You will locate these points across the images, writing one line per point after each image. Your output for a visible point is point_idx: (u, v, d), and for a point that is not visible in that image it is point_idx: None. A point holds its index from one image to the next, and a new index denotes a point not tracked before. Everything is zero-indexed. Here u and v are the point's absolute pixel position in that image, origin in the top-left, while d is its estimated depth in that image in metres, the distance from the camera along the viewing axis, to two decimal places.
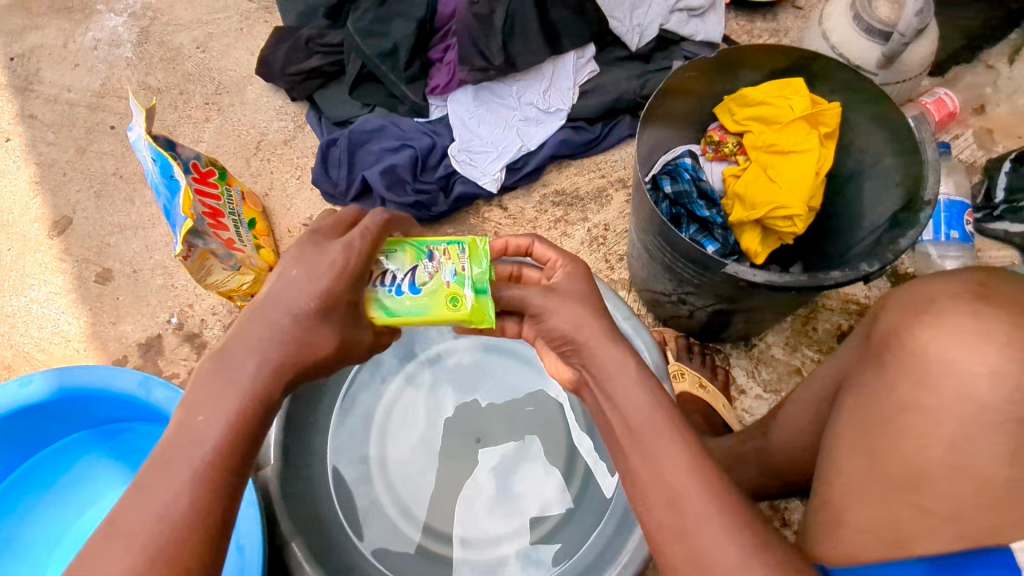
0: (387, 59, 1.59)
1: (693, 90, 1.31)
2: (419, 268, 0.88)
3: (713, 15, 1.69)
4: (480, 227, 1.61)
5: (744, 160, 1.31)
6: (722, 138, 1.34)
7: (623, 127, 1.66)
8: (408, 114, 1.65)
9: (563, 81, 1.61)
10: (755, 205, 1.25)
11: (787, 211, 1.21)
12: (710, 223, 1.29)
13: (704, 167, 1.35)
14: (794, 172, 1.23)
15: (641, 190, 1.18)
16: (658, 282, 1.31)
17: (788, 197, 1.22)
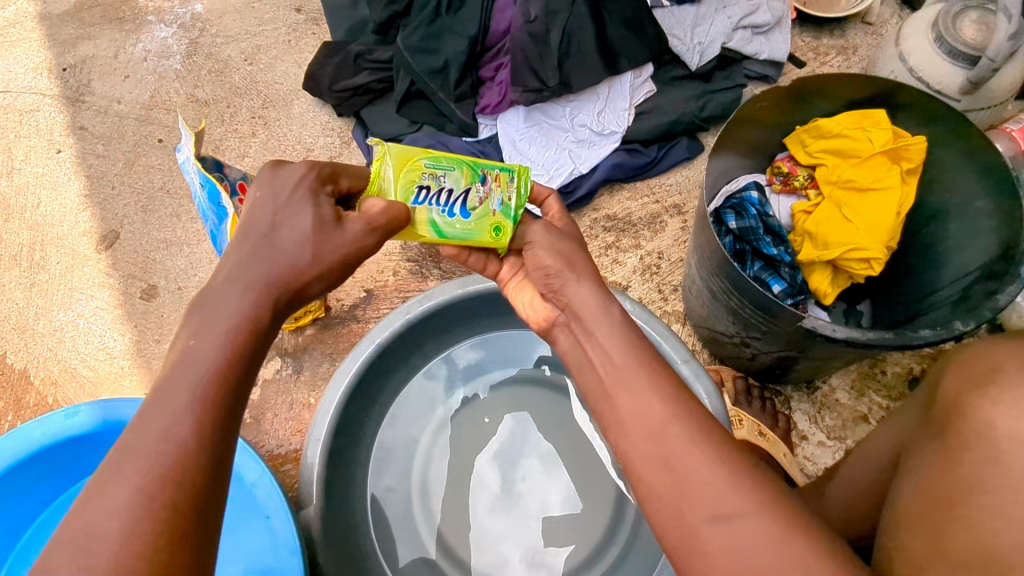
0: (437, 76, 1.54)
1: (764, 120, 1.23)
2: (472, 190, 0.91)
3: (778, 33, 1.61)
4: None
5: (815, 194, 1.23)
6: (792, 170, 1.26)
7: (680, 149, 1.59)
8: (456, 132, 1.59)
9: (618, 101, 1.54)
10: (828, 244, 1.17)
11: (864, 253, 1.13)
12: (777, 261, 1.20)
13: (771, 201, 1.27)
14: (873, 210, 1.15)
15: (705, 225, 1.12)
16: (718, 322, 1.23)
17: (866, 238, 1.13)
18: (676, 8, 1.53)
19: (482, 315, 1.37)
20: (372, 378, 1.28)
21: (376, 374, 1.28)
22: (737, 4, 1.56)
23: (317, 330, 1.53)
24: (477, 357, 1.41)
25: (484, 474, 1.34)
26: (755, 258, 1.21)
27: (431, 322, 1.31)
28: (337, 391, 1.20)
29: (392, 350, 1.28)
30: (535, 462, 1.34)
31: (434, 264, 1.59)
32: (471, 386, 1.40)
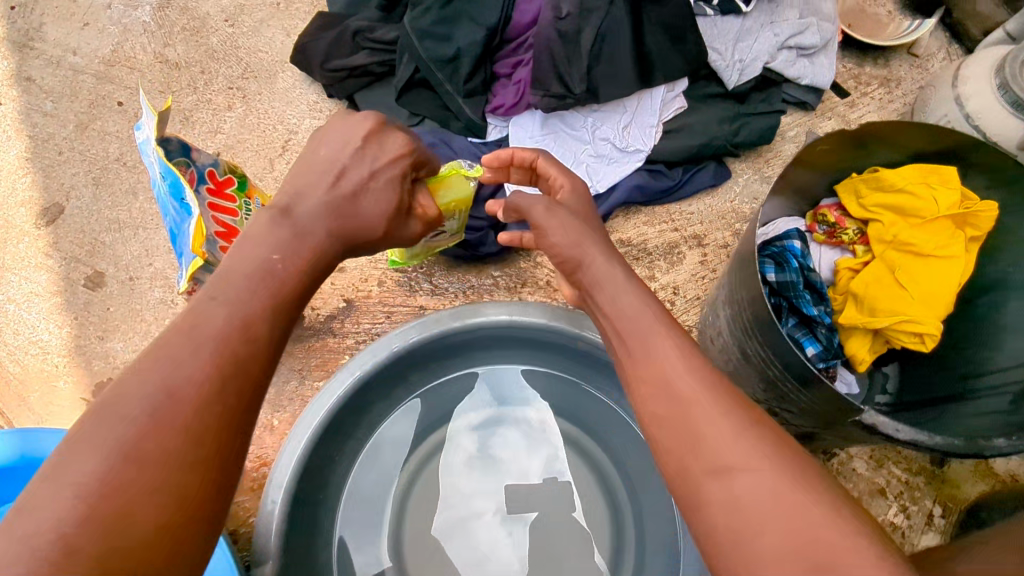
0: (447, 66, 1.36)
1: (819, 163, 1.08)
2: None
3: (823, 57, 1.46)
4: (532, 273, 1.42)
5: (864, 251, 1.11)
6: (840, 221, 1.12)
7: (706, 174, 1.45)
8: (461, 131, 1.40)
9: (645, 116, 1.39)
10: (875, 312, 1.05)
11: (918, 327, 1.01)
12: (815, 322, 1.07)
13: (813, 252, 1.14)
14: (930, 281, 1.03)
15: (748, 280, 0.97)
16: (744, 383, 1.11)
17: (920, 311, 1.02)
18: (719, 18, 1.38)
19: (479, 344, 1.20)
20: (349, 412, 1.12)
21: (353, 407, 1.12)
22: (785, 20, 1.40)
23: (287, 341, 1.35)
24: (468, 387, 1.25)
25: (462, 491, 1.20)
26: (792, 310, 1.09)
27: (420, 352, 1.15)
28: (305, 430, 1.04)
29: (373, 381, 1.12)
30: (520, 433, 1.24)
31: (424, 275, 1.41)
32: (458, 422, 1.24)
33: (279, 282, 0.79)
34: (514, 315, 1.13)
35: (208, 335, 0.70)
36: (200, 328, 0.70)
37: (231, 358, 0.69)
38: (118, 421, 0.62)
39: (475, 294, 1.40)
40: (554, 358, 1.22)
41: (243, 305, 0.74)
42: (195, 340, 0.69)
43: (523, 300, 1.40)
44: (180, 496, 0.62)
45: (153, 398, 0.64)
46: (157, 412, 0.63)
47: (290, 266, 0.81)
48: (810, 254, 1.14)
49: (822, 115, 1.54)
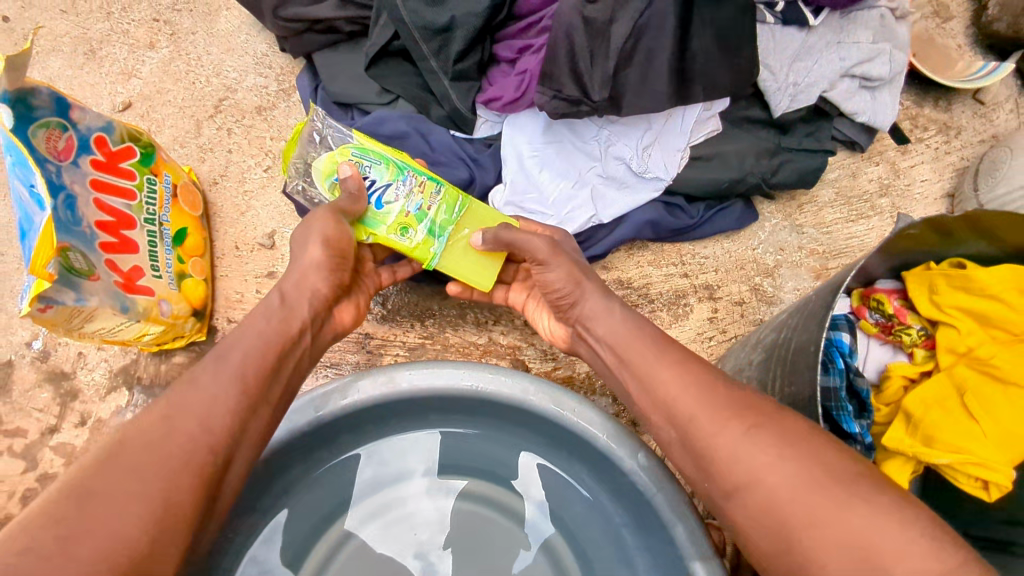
0: (435, 38, 1.06)
1: (891, 248, 0.85)
2: (392, 188, 0.91)
3: (887, 92, 1.20)
4: (507, 308, 1.16)
5: (925, 357, 0.90)
6: (899, 313, 0.91)
7: (731, 214, 1.21)
8: (443, 121, 1.13)
9: (671, 137, 1.12)
10: (931, 442, 0.83)
11: (981, 472, 0.80)
12: (853, 442, 0.84)
13: (859, 345, 0.93)
14: (1011, 415, 0.82)
15: (797, 395, 0.76)
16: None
17: (990, 453, 0.81)
18: (779, 29, 1.12)
19: (433, 408, 0.93)
20: (252, 486, 0.85)
21: (257, 480, 0.85)
22: (855, 43, 1.15)
23: (190, 362, 1.05)
24: (415, 452, 0.98)
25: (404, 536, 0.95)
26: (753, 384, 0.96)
27: (352, 417, 0.88)
28: None
29: (285, 450, 0.85)
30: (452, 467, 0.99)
31: (376, 295, 1.14)
32: (389, 494, 0.97)
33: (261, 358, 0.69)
34: (481, 385, 0.87)
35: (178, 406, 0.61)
36: (178, 405, 0.61)
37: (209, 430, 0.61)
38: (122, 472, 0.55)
39: (435, 326, 1.14)
40: (524, 435, 0.95)
41: (216, 384, 0.64)
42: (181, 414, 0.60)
43: (494, 340, 1.14)
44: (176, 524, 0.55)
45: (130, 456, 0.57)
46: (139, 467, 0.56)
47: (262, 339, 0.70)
48: (855, 348, 0.93)
49: (868, 158, 1.32)
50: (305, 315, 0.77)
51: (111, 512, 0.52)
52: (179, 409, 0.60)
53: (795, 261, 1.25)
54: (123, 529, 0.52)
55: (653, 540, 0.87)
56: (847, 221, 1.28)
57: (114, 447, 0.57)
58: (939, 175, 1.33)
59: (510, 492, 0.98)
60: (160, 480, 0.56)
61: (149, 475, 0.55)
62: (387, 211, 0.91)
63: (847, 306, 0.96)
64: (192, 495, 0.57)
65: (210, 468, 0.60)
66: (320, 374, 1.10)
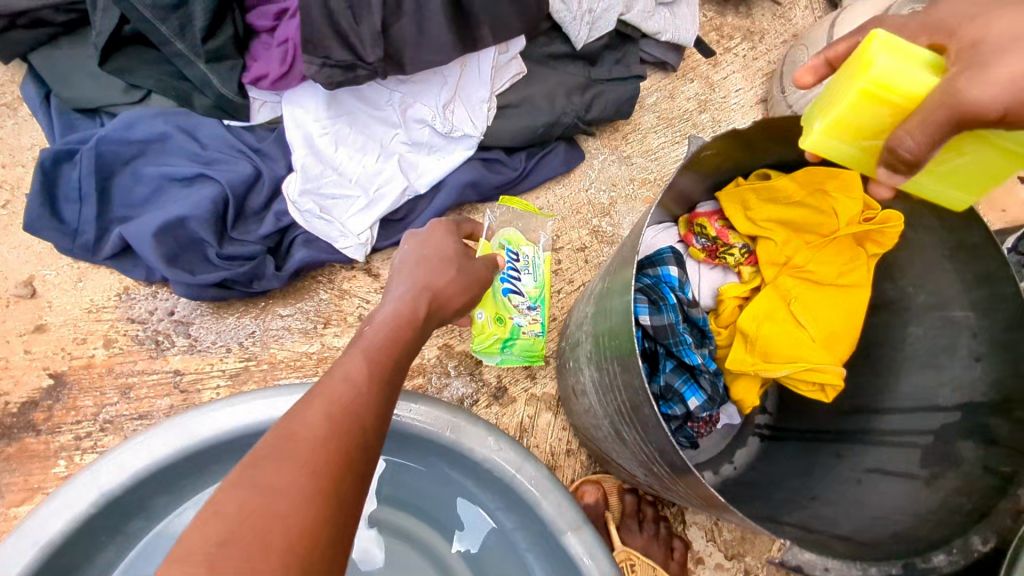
0: (172, 17, 0.88)
1: (702, 168, 0.82)
2: (516, 299, 0.94)
3: (684, 7, 1.18)
4: (338, 306, 1.03)
5: (752, 274, 0.90)
6: (722, 233, 0.88)
7: (556, 159, 1.15)
8: (210, 111, 0.95)
9: (473, 89, 1.02)
10: (769, 356, 0.84)
11: (820, 377, 0.84)
12: (700, 372, 0.84)
13: (690, 272, 0.91)
14: (829, 317, 0.85)
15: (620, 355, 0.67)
16: (616, 454, 0.86)
17: (819, 355, 0.83)
18: None
19: None
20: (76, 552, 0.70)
21: (106, 524, 0.71)
22: None
23: None
24: None
25: None
26: (694, 434, 0.88)
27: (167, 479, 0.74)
28: None
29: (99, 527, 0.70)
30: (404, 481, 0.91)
31: (177, 324, 0.98)
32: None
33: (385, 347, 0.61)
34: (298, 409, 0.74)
35: (278, 432, 0.50)
36: (334, 400, 0.53)
37: (291, 436, 0.49)
38: (240, 496, 0.44)
39: (257, 345, 0.99)
40: None
41: (315, 403, 0.52)
42: (304, 428, 0.50)
43: (328, 346, 1.01)
44: (311, 538, 0.44)
45: (239, 508, 0.44)
46: (245, 515, 0.43)
47: (384, 325, 0.64)
48: (688, 278, 0.91)
49: (683, 76, 1.29)
50: (404, 292, 0.68)
51: (264, 520, 0.43)
52: (293, 429, 0.50)
53: (628, 195, 1.20)
54: (309, 526, 0.44)
55: (527, 521, 0.83)
56: (671, 143, 1.25)
57: (284, 443, 0.49)
58: (750, 82, 1.33)
59: (388, 505, 0.92)
60: (293, 501, 0.45)
61: (277, 502, 0.45)
62: (508, 298, 0.93)
63: (676, 234, 0.92)
64: (312, 521, 0.45)
65: (339, 475, 0.49)
66: (127, 430, 0.93)
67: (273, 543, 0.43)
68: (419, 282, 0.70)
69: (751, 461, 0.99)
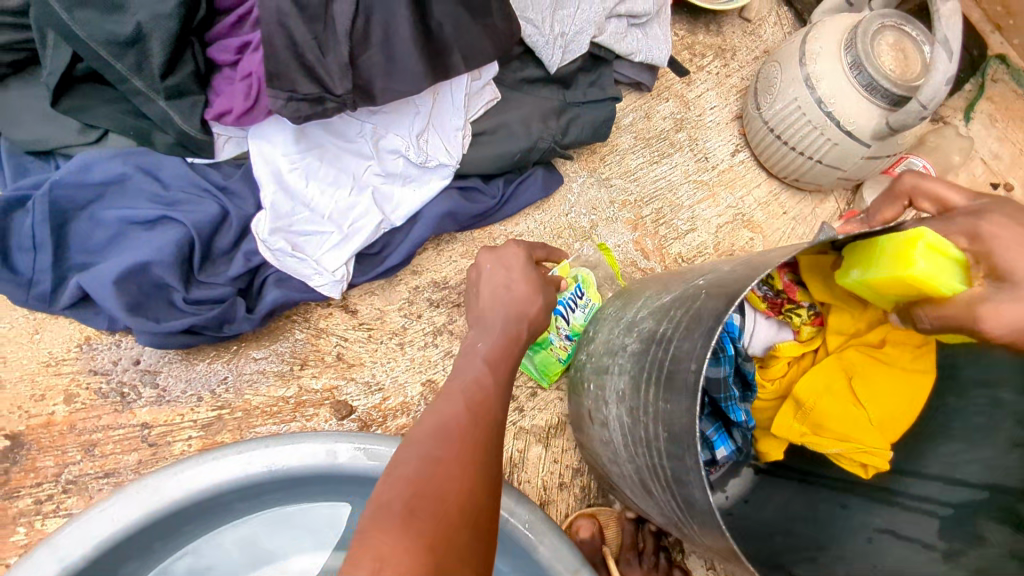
0: (127, 53, 0.84)
1: None
2: (561, 321, 0.96)
3: (657, 26, 1.17)
4: (314, 346, 0.99)
5: (812, 335, 0.91)
6: (791, 292, 0.89)
7: (535, 184, 1.12)
8: (173, 149, 0.91)
9: (447, 117, 1.00)
10: (820, 428, 0.85)
11: (866, 457, 0.83)
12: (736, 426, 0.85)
13: (747, 321, 0.90)
14: (889, 400, 0.85)
15: (660, 390, 0.65)
16: (623, 479, 0.82)
17: (873, 436, 0.83)
18: None
19: (236, 497, 0.76)
20: None
21: (144, 538, 0.73)
22: None
23: None
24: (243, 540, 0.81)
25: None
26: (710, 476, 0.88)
27: (146, 529, 0.71)
28: None
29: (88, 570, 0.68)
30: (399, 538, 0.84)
31: (144, 373, 0.93)
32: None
33: (504, 355, 0.73)
34: (273, 464, 0.74)
35: (435, 418, 0.62)
36: (470, 394, 0.65)
37: (442, 420, 0.62)
38: (417, 461, 0.57)
39: (230, 391, 0.94)
40: (360, 493, 0.81)
41: (461, 396, 0.65)
42: (447, 414, 0.62)
43: (306, 388, 0.97)
44: (470, 494, 0.56)
45: (417, 470, 0.56)
46: (427, 476, 0.56)
47: (492, 341, 0.74)
48: (745, 324, 0.89)
49: (658, 95, 1.29)
50: (505, 314, 0.77)
51: (440, 483, 0.55)
52: (441, 416, 0.62)
53: (609, 217, 1.18)
54: (466, 487, 0.56)
55: (524, 565, 0.78)
56: (650, 163, 1.24)
57: (439, 423, 0.61)
58: (725, 99, 1.33)
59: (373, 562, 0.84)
60: (456, 472, 0.57)
61: (446, 467, 0.57)
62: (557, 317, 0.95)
63: None
64: (472, 482, 0.57)
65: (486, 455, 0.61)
66: (91, 490, 0.88)
67: (449, 490, 0.55)
68: (521, 310, 0.78)
69: (744, 492, 0.91)
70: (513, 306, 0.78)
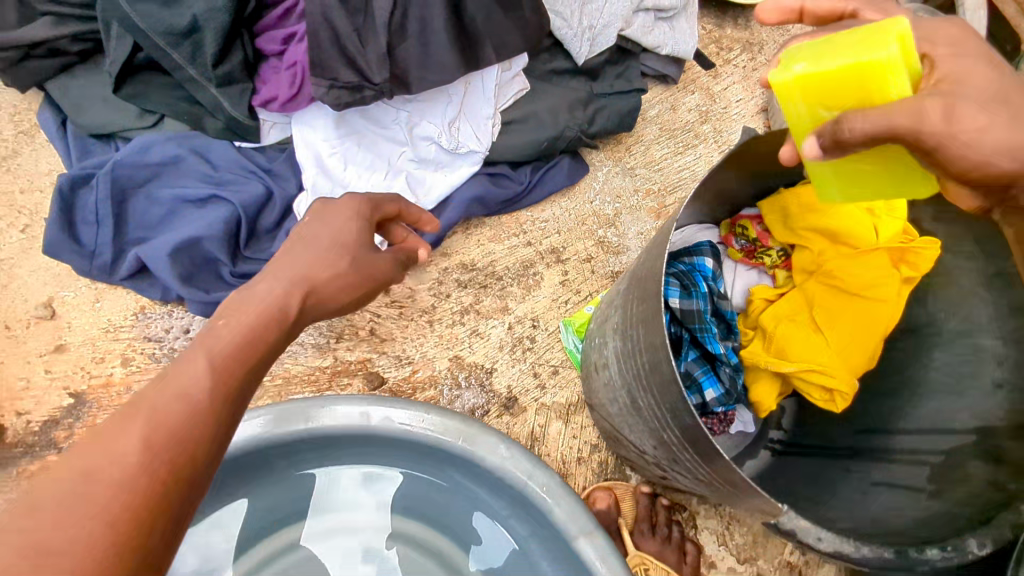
0: (182, 43, 0.91)
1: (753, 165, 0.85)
2: None
3: (684, 20, 1.20)
4: (349, 321, 1.05)
5: (785, 279, 0.91)
6: (762, 239, 0.91)
7: (560, 172, 1.17)
8: (222, 134, 0.99)
9: (479, 106, 1.05)
10: (785, 355, 0.84)
11: (829, 379, 0.82)
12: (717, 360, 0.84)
13: (726, 272, 0.92)
14: (852, 327, 0.84)
15: (646, 315, 0.70)
16: (629, 429, 0.87)
17: (834, 361, 0.83)
18: None
19: (274, 455, 0.83)
20: None
21: None
22: None
23: None
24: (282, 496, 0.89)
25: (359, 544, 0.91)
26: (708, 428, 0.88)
27: None
28: None
29: None
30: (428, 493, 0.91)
31: (193, 342, 1.00)
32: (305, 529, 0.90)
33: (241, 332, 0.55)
34: (320, 423, 0.80)
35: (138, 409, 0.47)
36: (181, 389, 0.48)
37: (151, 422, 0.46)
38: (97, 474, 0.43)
39: (272, 360, 1.02)
40: (391, 455, 0.87)
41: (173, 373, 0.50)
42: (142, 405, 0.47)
43: (340, 360, 1.03)
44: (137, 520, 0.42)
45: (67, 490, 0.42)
46: (68, 502, 0.42)
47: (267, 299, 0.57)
48: (723, 274, 0.92)
49: (683, 88, 1.31)
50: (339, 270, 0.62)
51: (86, 508, 0.42)
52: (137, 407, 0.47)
53: (633, 205, 1.22)
54: (120, 515, 0.42)
55: (538, 525, 0.84)
56: (674, 154, 1.27)
57: (129, 414, 0.47)
58: (751, 92, 1.35)
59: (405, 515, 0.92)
60: (112, 495, 0.42)
61: (95, 489, 0.42)
62: None
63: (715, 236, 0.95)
64: (143, 509, 0.43)
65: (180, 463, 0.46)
66: None
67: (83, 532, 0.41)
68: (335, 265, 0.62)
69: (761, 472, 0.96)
70: (312, 264, 0.61)
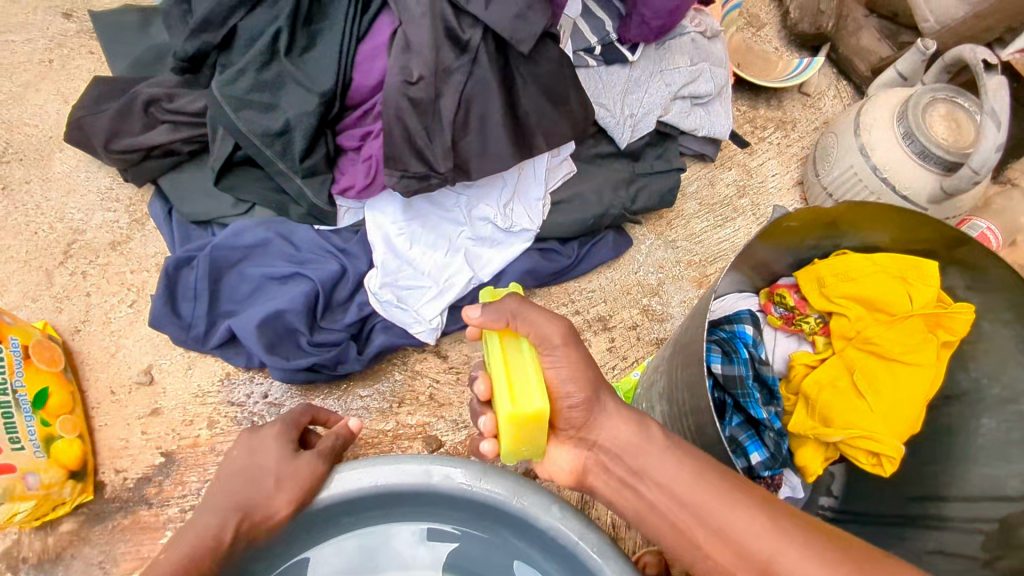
0: (275, 142, 1.04)
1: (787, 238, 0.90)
2: None
3: (719, 104, 1.30)
4: (410, 387, 1.13)
5: (825, 344, 0.95)
6: (801, 306, 0.96)
7: (605, 245, 1.25)
8: (304, 218, 1.11)
9: (529, 189, 1.16)
10: (829, 421, 0.88)
11: (874, 444, 0.84)
12: (762, 424, 0.88)
13: (766, 338, 0.97)
14: (895, 394, 0.87)
15: (691, 379, 0.76)
16: None
17: (876, 425, 0.86)
18: (603, 70, 1.20)
19: (341, 514, 0.86)
20: None
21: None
22: (676, 68, 1.25)
23: (77, 527, 0.99)
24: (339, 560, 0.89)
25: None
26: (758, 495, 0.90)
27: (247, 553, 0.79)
28: None
29: None
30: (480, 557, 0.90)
31: (270, 405, 1.09)
32: None
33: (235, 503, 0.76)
34: (381, 482, 0.82)
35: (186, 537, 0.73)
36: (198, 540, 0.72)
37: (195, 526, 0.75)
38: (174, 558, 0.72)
39: None
40: (450, 515, 0.89)
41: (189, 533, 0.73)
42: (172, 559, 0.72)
43: (402, 423, 1.10)
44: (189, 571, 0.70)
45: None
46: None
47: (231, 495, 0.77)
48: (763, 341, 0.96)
49: (721, 165, 1.40)
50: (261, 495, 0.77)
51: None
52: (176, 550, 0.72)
53: (676, 275, 1.28)
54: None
55: None
56: (714, 227, 1.34)
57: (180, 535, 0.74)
58: (786, 167, 1.42)
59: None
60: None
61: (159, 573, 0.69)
62: None
63: (755, 303, 0.98)
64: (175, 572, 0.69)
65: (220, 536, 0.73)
66: None
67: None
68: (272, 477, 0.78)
69: None
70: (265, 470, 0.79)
